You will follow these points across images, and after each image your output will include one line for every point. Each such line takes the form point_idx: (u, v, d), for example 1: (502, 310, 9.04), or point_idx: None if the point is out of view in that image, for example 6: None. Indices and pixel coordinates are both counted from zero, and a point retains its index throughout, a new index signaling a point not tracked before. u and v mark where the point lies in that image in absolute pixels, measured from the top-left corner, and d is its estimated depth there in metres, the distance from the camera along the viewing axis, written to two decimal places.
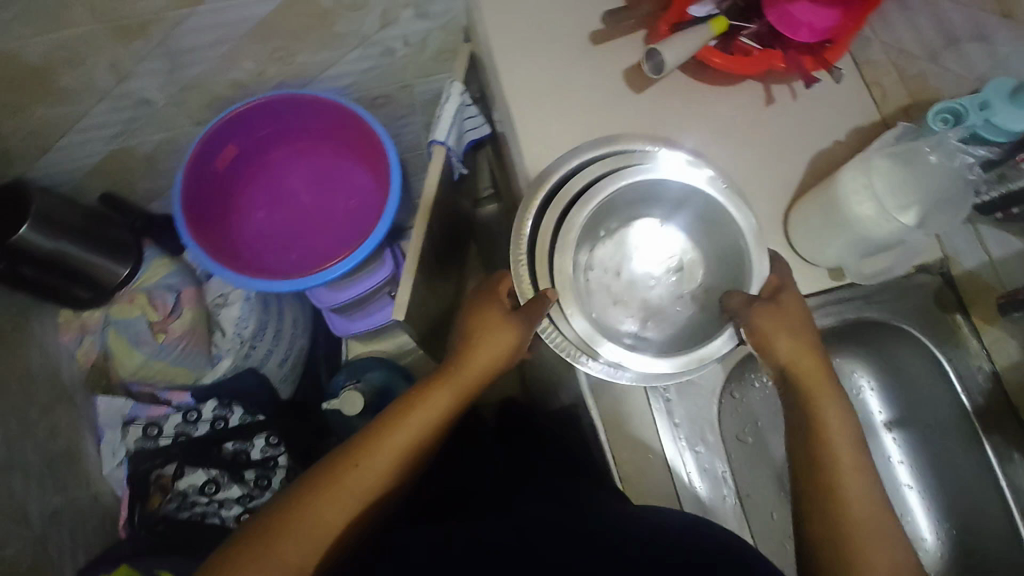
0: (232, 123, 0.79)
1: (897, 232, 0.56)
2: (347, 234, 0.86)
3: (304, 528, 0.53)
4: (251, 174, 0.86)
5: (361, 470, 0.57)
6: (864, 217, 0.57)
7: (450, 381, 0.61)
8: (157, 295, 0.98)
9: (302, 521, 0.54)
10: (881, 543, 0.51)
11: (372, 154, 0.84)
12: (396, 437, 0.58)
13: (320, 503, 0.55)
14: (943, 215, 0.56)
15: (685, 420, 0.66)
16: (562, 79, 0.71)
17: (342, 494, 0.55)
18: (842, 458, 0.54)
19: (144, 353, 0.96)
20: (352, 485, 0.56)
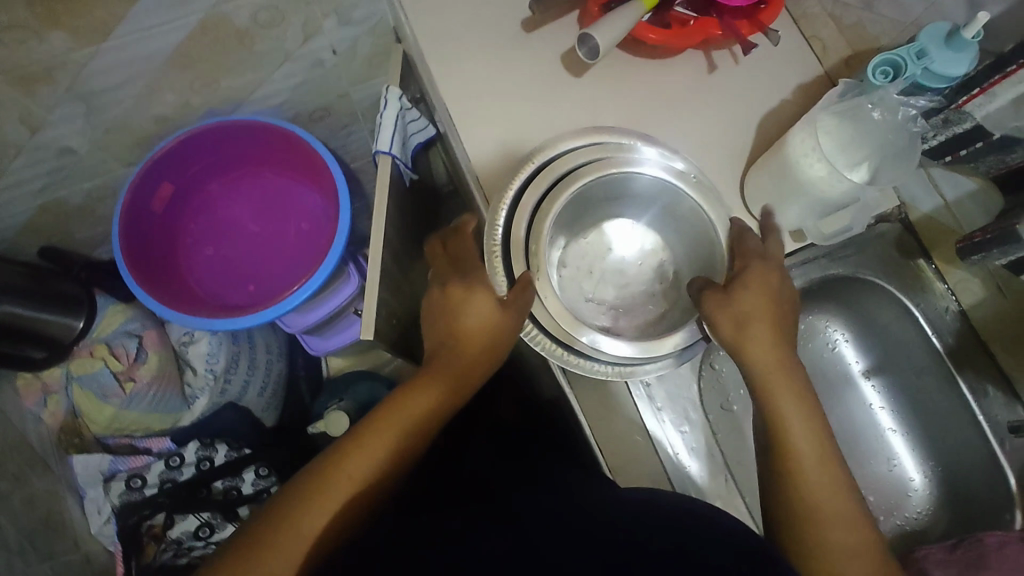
0: (163, 160, 0.75)
1: (850, 190, 0.56)
2: (303, 257, 0.83)
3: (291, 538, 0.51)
4: (196, 210, 0.83)
5: (341, 478, 0.54)
6: (818, 179, 0.56)
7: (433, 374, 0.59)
8: (116, 342, 0.95)
9: (283, 535, 0.51)
10: (842, 522, 0.50)
11: (317, 172, 0.81)
12: (375, 441, 0.56)
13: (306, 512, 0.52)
14: (895, 169, 0.57)
15: (667, 402, 0.65)
16: (498, 72, 0.69)
17: (321, 504, 0.53)
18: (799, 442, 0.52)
19: (114, 405, 0.93)
20: (331, 492, 0.54)
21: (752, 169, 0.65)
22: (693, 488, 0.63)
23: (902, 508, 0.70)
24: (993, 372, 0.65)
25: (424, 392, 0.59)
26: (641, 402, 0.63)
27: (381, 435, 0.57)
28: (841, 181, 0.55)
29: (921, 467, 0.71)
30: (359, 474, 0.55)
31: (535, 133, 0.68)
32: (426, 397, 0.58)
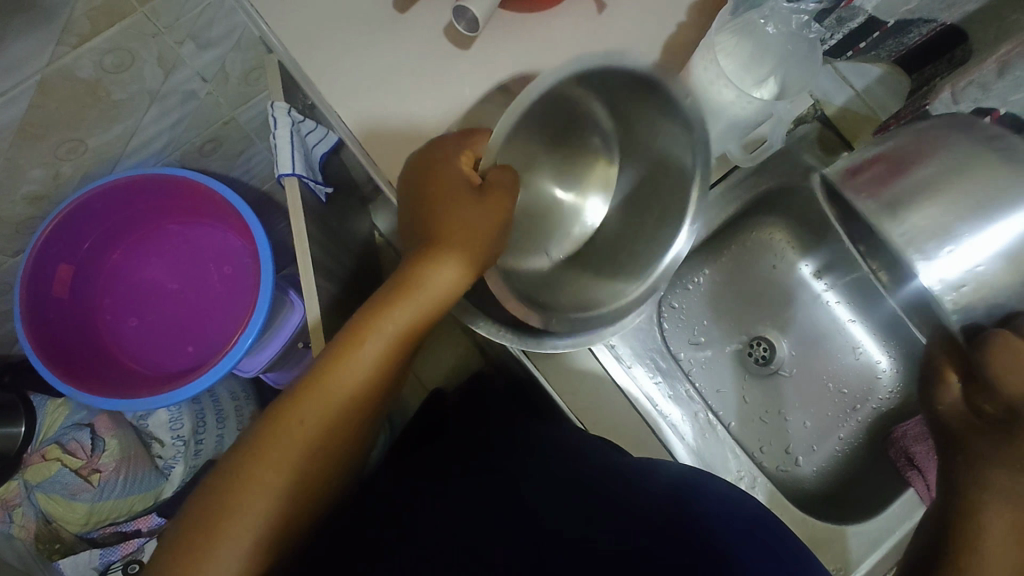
0: (50, 243, 0.69)
1: (762, 107, 0.54)
2: (235, 303, 0.78)
3: (291, 431, 0.49)
4: (105, 284, 0.77)
5: (323, 399, 0.50)
6: (727, 104, 0.54)
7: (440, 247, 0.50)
8: (67, 438, 0.89)
9: (270, 459, 0.49)
10: None
11: (223, 211, 0.76)
12: (357, 357, 0.50)
13: (306, 401, 0.49)
14: (800, 77, 0.56)
15: (634, 358, 0.65)
16: (383, 62, 0.64)
17: (305, 427, 0.49)
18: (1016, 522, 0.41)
19: (85, 500, 0.89)
20: (315, 415, 0.50)
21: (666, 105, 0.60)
22: (679, 431, 0.64)
23: (875, 391, 0.72)
24: None
25: (403, 306, 0.50)
26: (610, 364, 0.63)
27: (362, 352, 0.50)
28: (751, 102, 0.53)
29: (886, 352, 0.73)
30: (342, 399, 0.50)
31: (439, 121, 0.63)
32: (410, 314, 0.50)
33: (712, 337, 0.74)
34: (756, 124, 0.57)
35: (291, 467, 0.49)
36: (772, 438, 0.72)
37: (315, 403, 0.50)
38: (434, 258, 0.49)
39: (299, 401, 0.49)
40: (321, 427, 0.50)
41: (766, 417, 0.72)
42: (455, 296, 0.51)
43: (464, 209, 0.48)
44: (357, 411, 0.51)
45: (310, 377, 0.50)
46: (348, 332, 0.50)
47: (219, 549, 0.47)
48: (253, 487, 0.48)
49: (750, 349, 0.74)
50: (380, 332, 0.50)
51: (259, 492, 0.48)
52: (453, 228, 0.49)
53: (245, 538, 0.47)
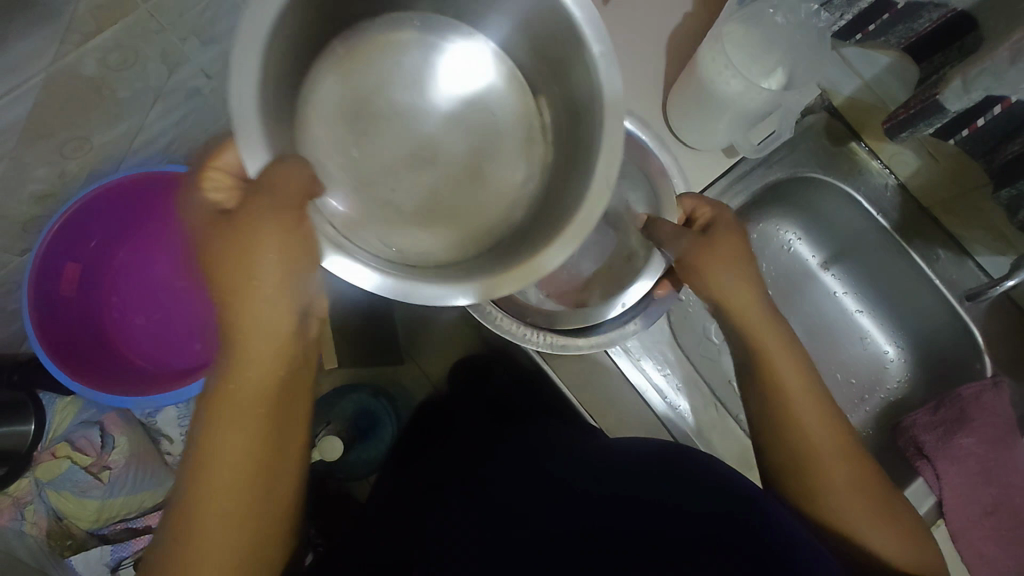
0: (56, 239, 0.68)
1: (768, 99, 0.54)
2: None
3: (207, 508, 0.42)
4: (112, 281, 0.77)
5: (216, 485, 0.43)
6: (734, 95, 0.53)
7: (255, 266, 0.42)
8: (77, 436, 0.90)
9: (197, 563, 0.42)
10: (835, 460, 0.50)
11: None
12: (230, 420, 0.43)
13: (201, 472, 0.43)
14: (808, 67, 0.56)
15: (643, 350, 0.65)
16: None
17: (213, 516, 0.42)
18: (793, 388, 0.52)
19: (95, 497, 0.89)
20: (230, 465, 0.43)
21: (681, 95, 0.58)
22: (688, 423, 0.64)
23: (882, 381, 0.73)
24: (941, 235, 0.67)
25: (247, 359, 0.43)
26: (620, 357, 0.63)
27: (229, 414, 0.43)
28: (759, 92, 0.53)
29: (893, 340, 0.73)
30: (230, 472, 0.43)
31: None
32: (273, 334, 0.43)
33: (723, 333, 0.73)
34: (763, 114, 0.57)
35: (217, 565, 0.42)
36: None
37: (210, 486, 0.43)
38: (248, 310, 0.43)
39: (195, 472, 0.43)
40: (233, 495, 0.43)
41: None
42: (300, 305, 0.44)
43: (259, 249, 0.42)
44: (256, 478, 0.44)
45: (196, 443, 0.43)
46: (201, 415, 0.43)
47: None
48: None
49: None
50: (247, 369, 0.43)
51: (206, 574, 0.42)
52: (257, 283, 0.42)
53: None
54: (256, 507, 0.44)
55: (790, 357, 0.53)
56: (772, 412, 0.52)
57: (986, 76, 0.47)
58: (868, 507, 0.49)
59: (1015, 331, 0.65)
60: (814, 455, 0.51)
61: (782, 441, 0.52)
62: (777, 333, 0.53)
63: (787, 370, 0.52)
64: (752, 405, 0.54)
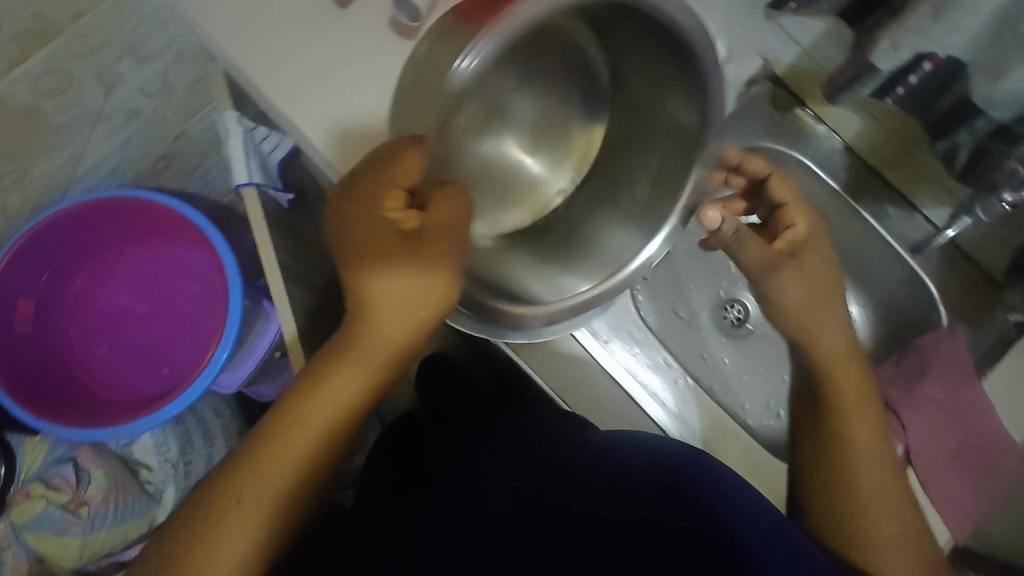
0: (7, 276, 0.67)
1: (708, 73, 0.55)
2: (206, 319, 0.77)
3: (274, 467, 0.47)
4: (70, 314, 0.75)
5: (268, 482, 0.47)
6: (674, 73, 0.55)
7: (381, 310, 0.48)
8: (51, 475, 0.88)
9: (239, 509, 0.46)
10: (884, 514, 0.50)
11: (183, 227, 0.74)
12: (303, 430, 0.48)
13: (281, 435, 0.48)
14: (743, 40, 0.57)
15: (612, 332, 0.66)
16: (330, 61, 0.62)
17: (258, 491, 0.47)
18: (858, 434, 0.52)
19: (76, 535, 0.87)
20: (304, 436, 0.48)
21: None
22: (661, 401, 0.65)
23: None
24: (889, 193, 0.70)
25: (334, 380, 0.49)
26: (588, 339, 0.64)
27: (307, 420, 0.48)
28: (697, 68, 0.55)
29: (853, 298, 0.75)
30: (303, 443, 0.48)
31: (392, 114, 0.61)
32: (394, 330, 0.49)
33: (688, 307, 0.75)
34: None
35: (254, 517, 0.46)
36: (755, 397, 0.73)
37: (264, 477, 0.47)
38: (358, 341, 0.49)
39: (275, 434, 0.48)
40: (301, 463, 0.48)
41: (746, 374, 0.74)
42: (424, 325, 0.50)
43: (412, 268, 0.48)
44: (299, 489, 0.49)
45: (286, 408, 0.49)
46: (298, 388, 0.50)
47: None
48: (213, 567, 0.45)
49: (724, 311, 0.76)
50: (351, 365, 0.49)
51: (241, 526, 0.46)
52: (402, 290, 0.48)
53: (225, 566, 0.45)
54: (313, 477, 0.49)
55: (865, 412, 0.53)
56: (831, 457, 0.52)
57: (909, 36, 0.48)
58: (909, 564, 0.49)
59: (965, 280, 0.68)
60: (859, 470, 0.51)
61: (833, 478, 0.52)
62: (855, 382, 0.53)
63: (858, 425, 0.52)
64: (811, 445, 0.54)
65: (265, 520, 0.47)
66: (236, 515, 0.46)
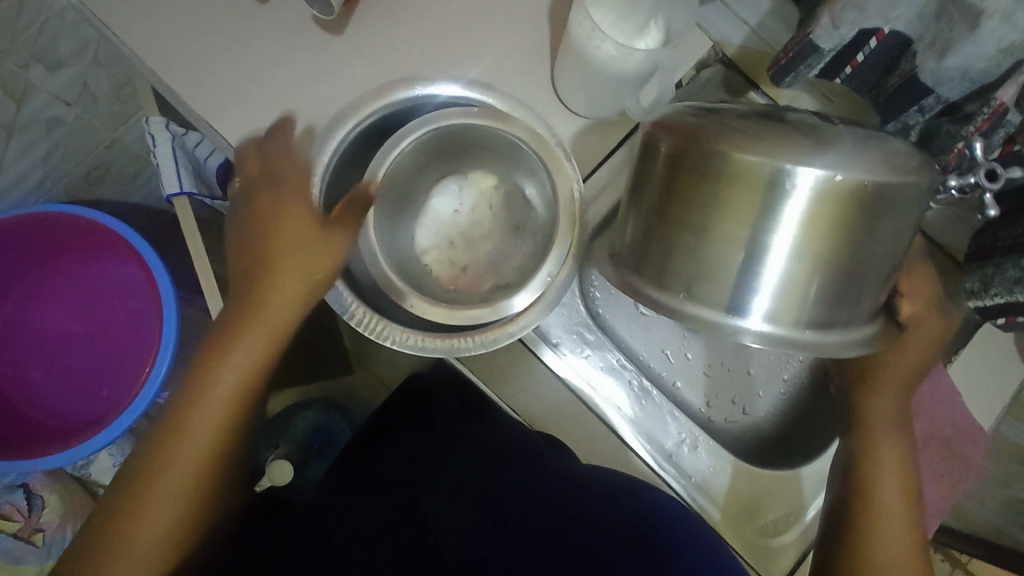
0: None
1: (644, 60, 0.51)
2: (145, 337, 0.73)
3: (186, 438, 0.51)
4: (4, 336, 0.72)
5: (199, 431, 0.51)
6: (609, 59, 0.51)
7: (287, 263, 0.52)
8: (2, 502, 0.84)
9: (162, 478, 0.50)
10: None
11: (113, 242, 0.70)
12: (220, 385, 0.51)
13: (188, 409, 0.51)
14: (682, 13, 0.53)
15: (562, 334, 0.63)
16: (249, 60, 0.59)
17: (177, 461, 0.50)
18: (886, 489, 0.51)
19: (33, 562, 0.85)
20: (209, 406, 0.51)
21: (570, 58, 0.54)
22: (612, 404, 0.63)
23: None
24: None
25: (248, 334, 0.51)
26: (537, 343, 0.62)
27: (220, 375, 0.51)
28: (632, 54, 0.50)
29: None
30: (209, 410, 0.51)
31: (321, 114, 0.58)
32: (287, 286, 0.52)
33: None
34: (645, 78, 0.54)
35: (177, 480, 0.50)
36: (720, 393, 0.69)
37: (181, 447, 0.50)
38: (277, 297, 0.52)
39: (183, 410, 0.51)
40: (210, 431, 0.51)
41: (711, 369, 0.69)
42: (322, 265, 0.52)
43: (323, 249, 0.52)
44: (229, 437, 0.52)
45: (189, 386, 0.52)
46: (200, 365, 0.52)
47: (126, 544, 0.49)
48: (142, 530, 0.49)
49: None
50: (250, 325, 0.51)
51: (166, 487, 0.50)
52: (293, 262, 0.52)
53: (156, 526, 0.50)
54: (225, 438, 0.52)
55: (900, 474, 0.51)
56: (855, 498, 0.51)
57: (850, 10, 0.44)
58: None
59: None
60: (875, 539, 0.49)
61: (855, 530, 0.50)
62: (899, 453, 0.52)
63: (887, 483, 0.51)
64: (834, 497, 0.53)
65: (189, 482, 0.51)
66: (157, 483, 0.50)
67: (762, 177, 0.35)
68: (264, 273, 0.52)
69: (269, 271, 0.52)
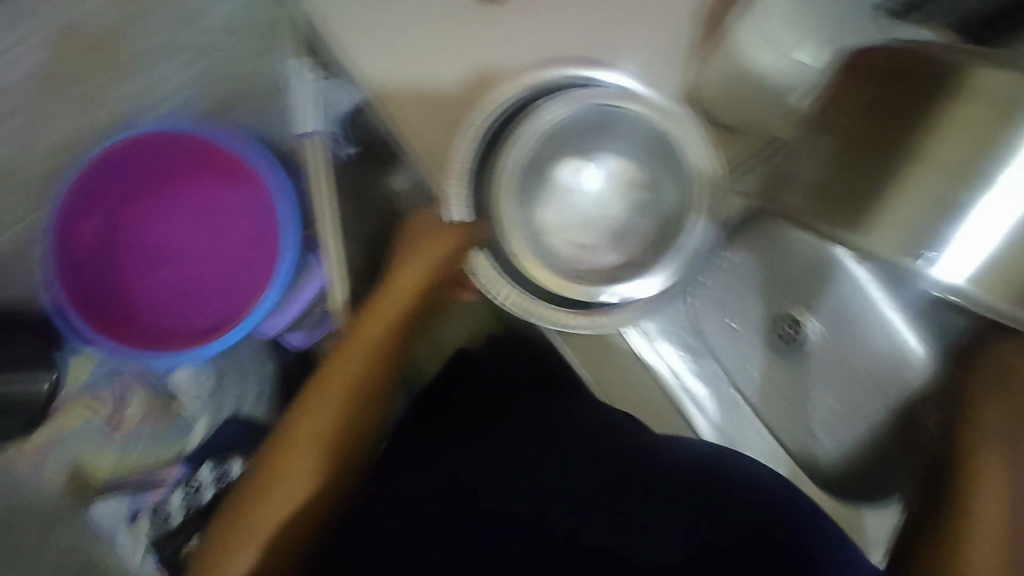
0: (69, 212, 0.70)
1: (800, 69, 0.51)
2: (256, 261, 0.76)
3: (322, 400, 0.64)
4: (129, 240, 0.77)
5: (333, 399, 0.64)
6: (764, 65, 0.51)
7: (410, 271, 0.65)
8: (96, 389, 0.92)
9: (304, 435, 0.63)
10: None
11: (243, 168, 0.74)
12: (348, 359, 0.65)
13: (323, 378, 0.65)
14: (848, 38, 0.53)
15: (660, 331, 0.64)
16: (407, 19, 0.60)
17: (314, 420, 0.63)
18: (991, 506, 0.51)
19: (113, 449, 0.93)
20: (340, 376, 0.65)
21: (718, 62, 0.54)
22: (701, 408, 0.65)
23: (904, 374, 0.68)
24: None
25: (374, 323, 0.66)
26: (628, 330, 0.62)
27: (349, 354, 0.65)
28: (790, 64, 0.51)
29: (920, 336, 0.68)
30: (343, 381, 0.65)
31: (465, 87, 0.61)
32: (409, 285, 0.66)
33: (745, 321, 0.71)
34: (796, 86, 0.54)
35: (315, 437, 0.63)
36: (802, 422, 0.70)
37: (319, 408, 0.64)
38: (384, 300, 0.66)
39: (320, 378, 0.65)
40: (342, 396, 0.64)
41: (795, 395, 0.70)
42: (434, 270, 0.64)
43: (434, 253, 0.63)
44: (354, 405, 0.64)
45: (325, 361, 0.67)
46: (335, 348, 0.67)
47: (277, 488, 0.61)
48: (286, 477, 0.61)
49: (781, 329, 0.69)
50: (378, 314, 0.66)
51: (306, 443, 0.62)
52: (412, 267, 0.65)
53: (297, 477, 0.61)
54: (351, 409, 0.64)
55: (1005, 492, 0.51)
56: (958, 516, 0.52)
57: None
58: None
59: None
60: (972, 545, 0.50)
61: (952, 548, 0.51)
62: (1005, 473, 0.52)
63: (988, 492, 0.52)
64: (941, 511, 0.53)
65: (322, 438, 0.63)
66: (300, 438, 0.63)
67: (1004, 93, 0.33)
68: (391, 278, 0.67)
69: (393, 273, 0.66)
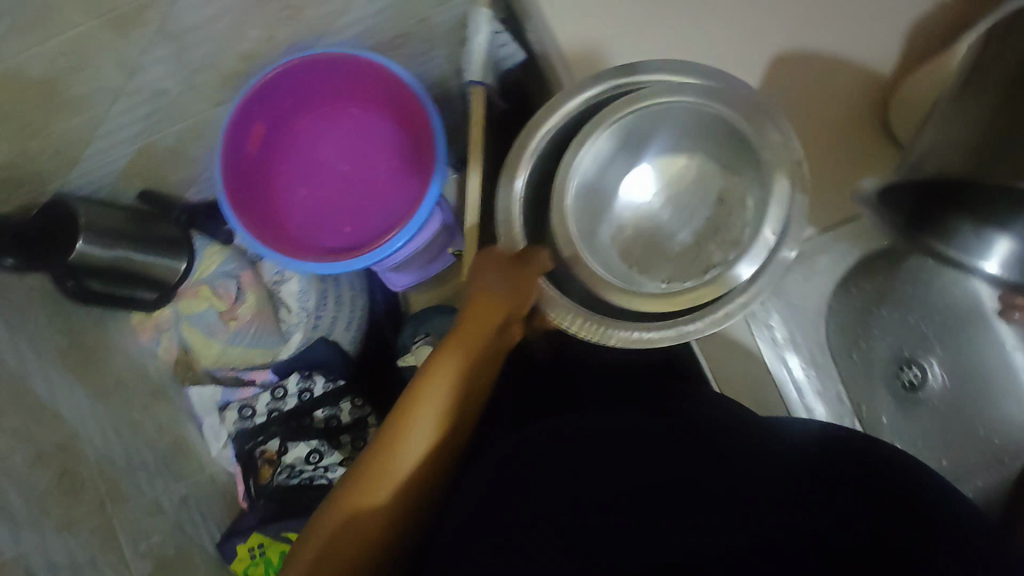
0: (248, 115, 0.75)
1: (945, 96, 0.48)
2: (395, 195, 0.82)
3: (387, 461, 0.53)
4: (285, 151, 0.83)
5: (402, 458, 0.53)
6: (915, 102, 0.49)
7: (491, 299, 0.57)
8: (218, 283, 0.98)
9: (371, 506, 0.52)
10: None
11: (406, 107, 0.78)
12: (432, 399, 0.54)
13: (391, 437, 0.53)
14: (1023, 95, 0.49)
15: (790, 339, 0.64)
16: None
17: (377, 487, 0.52)
18: None
19: (221, 341, 0.99)
20: (417, 428, 0.54)
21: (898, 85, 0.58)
22: None
23: None
24: None
25: (457, 353, 0.56)
26: (758, 325, 0.63)
27: (437, 392, 0.55)
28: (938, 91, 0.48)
29: None
30: (421, 431, 0.54)
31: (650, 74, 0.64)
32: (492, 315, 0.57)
33: (864, 355, 0.72)
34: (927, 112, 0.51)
35: (386, 502, 0.52)
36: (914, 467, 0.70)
37: (387, 473, 0.52)
38: (451, 355, 0.56)
39: (386, 439, 0.53)
40: (417, 452, 0.54)
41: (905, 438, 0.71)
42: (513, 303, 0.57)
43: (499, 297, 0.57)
44: (431, 457, 0.54)
45: (392, 415, 0.55)
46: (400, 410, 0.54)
47: None
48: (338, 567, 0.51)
49: (899, 370, 0.72)
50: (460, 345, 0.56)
51: (372, 516, 0.52)
52: (486, 301, 0.57)
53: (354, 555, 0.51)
54: (427, 458, 0.54)
55: None
56: None
57: None
58: None
59: None
60: None
61: None
62: None
63: None
64: None
65: (387, 509, 0.52)
66: (360, 511, 0.51)
67: None
68: (472, 305, 0.58)
69: (474, 301, 0.58)
